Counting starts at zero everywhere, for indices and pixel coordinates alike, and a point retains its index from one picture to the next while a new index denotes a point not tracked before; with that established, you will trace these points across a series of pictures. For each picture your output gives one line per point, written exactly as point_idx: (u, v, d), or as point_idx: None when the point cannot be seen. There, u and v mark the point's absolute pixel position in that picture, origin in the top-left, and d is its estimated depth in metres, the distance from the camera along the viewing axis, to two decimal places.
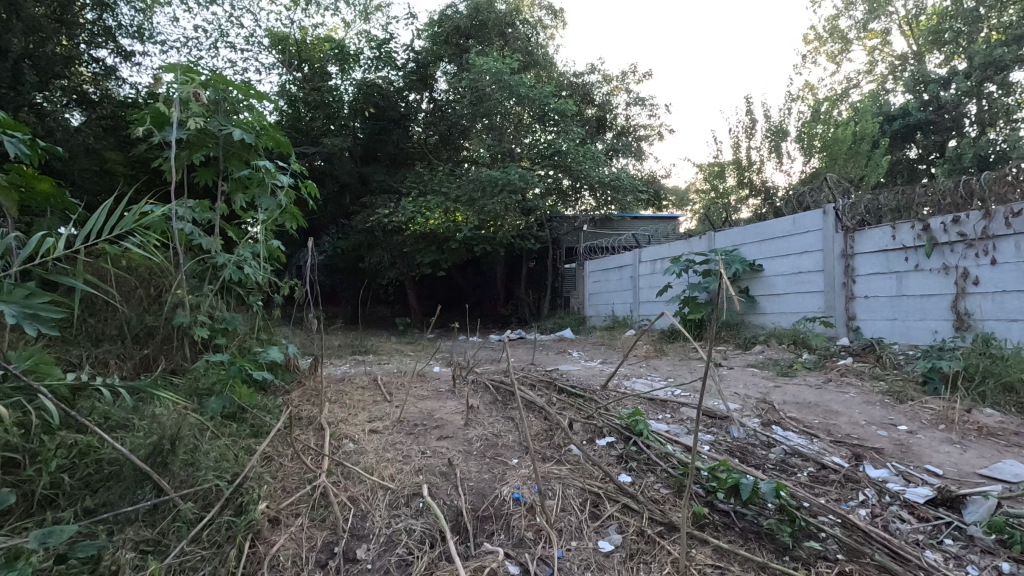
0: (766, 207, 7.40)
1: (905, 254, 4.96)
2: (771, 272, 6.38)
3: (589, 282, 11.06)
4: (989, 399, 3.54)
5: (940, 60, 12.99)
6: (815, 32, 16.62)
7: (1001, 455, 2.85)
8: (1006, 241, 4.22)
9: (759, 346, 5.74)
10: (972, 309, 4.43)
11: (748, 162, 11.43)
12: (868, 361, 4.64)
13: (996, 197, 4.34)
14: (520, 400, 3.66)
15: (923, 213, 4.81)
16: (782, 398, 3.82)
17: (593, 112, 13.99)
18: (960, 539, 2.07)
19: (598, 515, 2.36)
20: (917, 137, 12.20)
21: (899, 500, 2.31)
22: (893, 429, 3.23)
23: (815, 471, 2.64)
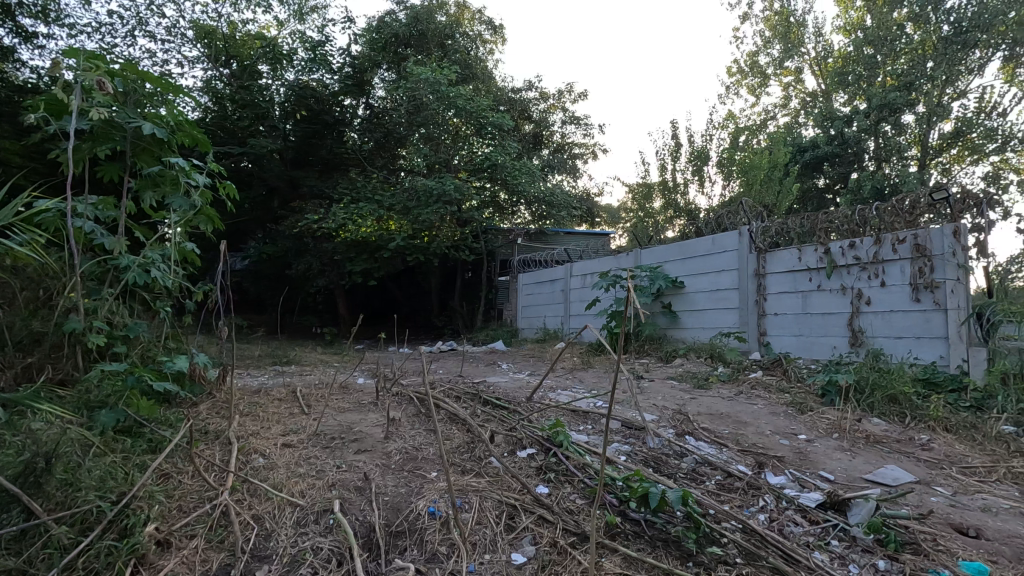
0: (689, 228, 7.78)
1: (809, 275, 5.35)
2: (692, 288, 6.71)
3: (522, 295, 11.17)
4: (877, 409, 3.86)
5: (844, 99, 14.21)
6: (738, 65, 17.77)
7: (884, 461, 3.10)
8: (893, 266, 4.64)
9: (679, 359, 6.00)
10: (865, 327, 4.84)
11: (673, 184, 12.03)
12: (775, 374, 4.95)
13: (885, 225, 4.78)
14: (445, 412, 3.63)
15: (825, 238, 5.22)
16: (697, 410, 4.00)
17: (530, 128, 14.28)
18: (845, 539, 2.22)
19: (513, 527, 2.36)
20: (824, 167, 13.20)
21: (794, 505, 2.46)
22: (793, 437, 3.45)
23: (722, 479, 2.76)
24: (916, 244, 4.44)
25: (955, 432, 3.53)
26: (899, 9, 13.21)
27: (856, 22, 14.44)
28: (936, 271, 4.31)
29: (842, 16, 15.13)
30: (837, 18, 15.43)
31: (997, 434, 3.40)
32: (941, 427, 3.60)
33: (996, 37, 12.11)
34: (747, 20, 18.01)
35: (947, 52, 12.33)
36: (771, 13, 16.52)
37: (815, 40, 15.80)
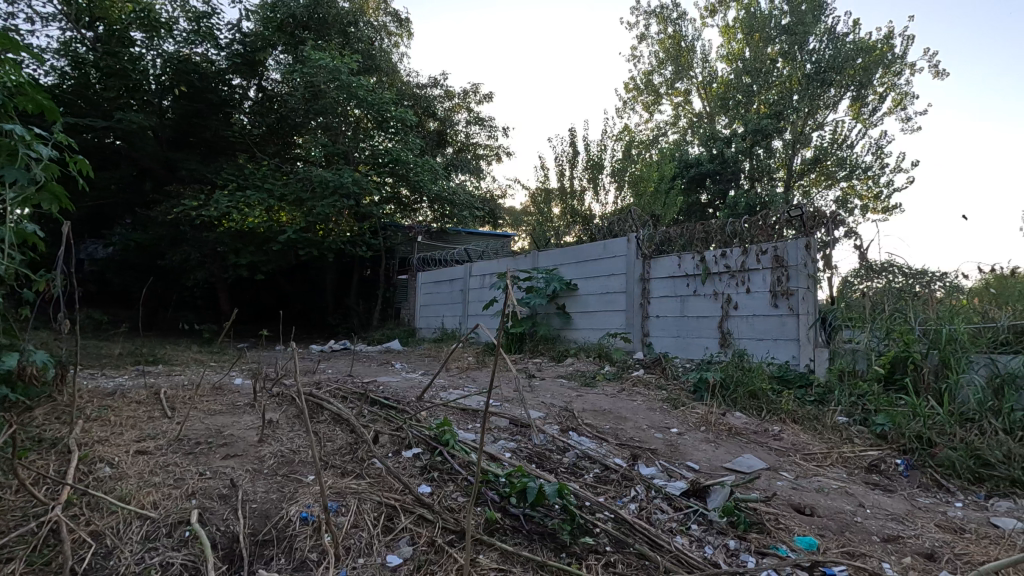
0: (585, 233, 8.10)
1: (687, 280, 5.77)
2: (584, 290, 6.99)
3: (421, 294, 11.01)
4: (738, 404, 4.26)
5: (725, 122, 15.54)
6: (635, 82, 18.82)
7: (742, 451, 3.41)
8: (757, 274, 5.14)
9: (569, 359, 6.22)
10: (732, 329, 5.31)
11: (571, 190, 12.49)
12: (655, 373, 5.28)
13: (751, 238, 5.28)
14: (329, 412, 3.47)
15: (701, 247, 5.66)
16: (582, 406, 4.16)
17: (435, 126, 14.14)
18: (704, 523, 2.41)
19: (391, 529, 2.30)
20: (707, 183, 14.01)
21: (662, 493, 2.63)
22: (667, 431, 3.70)
23: (599, 472, 2.89)
24: (776, 255, 4.95)
25: (801, 423, 3.98)
26: (772, 46, 14.74)
27: (736, 53, 15.87)
28: (791, 279, 4.82)
29: (725, 46, 16.56)
30: (721, 47, 16.88)
31: (834, 424, 3.87)
32: (790, 419, 4.04)
33: (847, 78, 13.88)
34: (643, 41, 19.15)
35: (809, 88, 13.93)
36: (664, 37, 17.69)
37: (702, 66, 17.20)
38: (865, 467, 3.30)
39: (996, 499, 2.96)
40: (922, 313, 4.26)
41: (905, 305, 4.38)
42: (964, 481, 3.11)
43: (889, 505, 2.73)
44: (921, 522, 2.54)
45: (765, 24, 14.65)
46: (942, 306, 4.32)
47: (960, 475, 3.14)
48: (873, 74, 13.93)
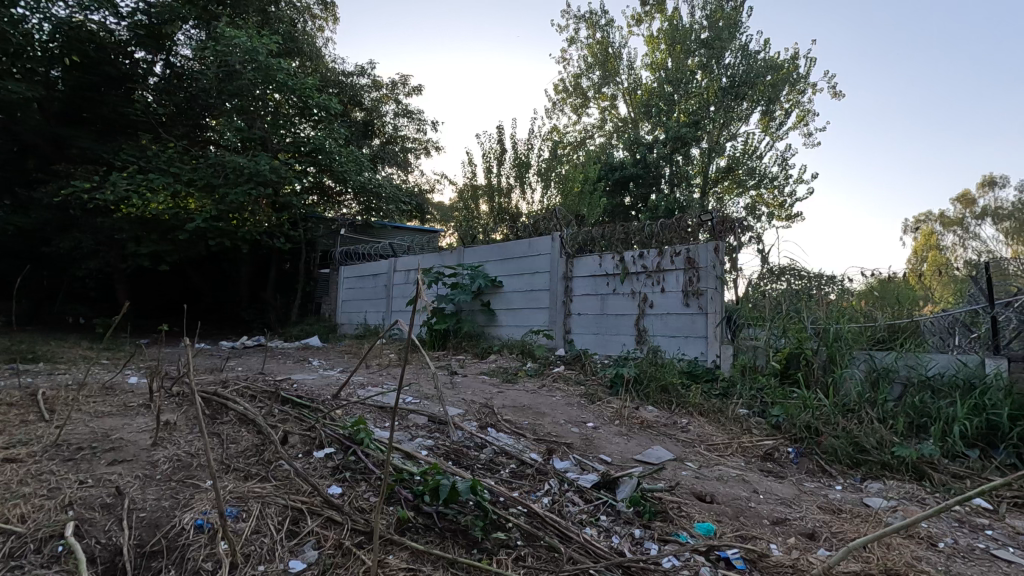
0: (511, 230, 8.16)
1: (607, 279, 5.96)
2: (508, 288, 7.04)
3: (343, 289, 10.67)
4: (651, 398, 4.46)
5: (647, 127, 16.06)
6: (564, 84, 19.17)
7: (651, 443, 3.58)
8: (671, 275, 5.39)
9: (493, 356, 6.26)
10: (648, 327, 5.55)
11: (499, 188, 12.56)
12: (575, 369, 5.42)
13: (667, 240, 5.53)
14: (236, 412, 3.27)
15: (621, 248, 5.86)
16: (502, 403, 4.19)
17: (361, 115, 13.71)
18: (612, 513, 2.49)
19: (296, 533, 2.20)
20: (631, 187, 14.59)
21: (574, 486, 2.70)
22: (583, 425, 3.81)
23: (515, 467, 2.92)
24: (688, 257, 5.21)
25: (707, 416, 4.22)
26: (692, 58, 15.50)
27: (659, 62, 16.55)
28: (701, 280, 5.10)
29: (649, 55, 17.23)
30: (645, 56, 17.54)
31: (735, 416, 4.13)
32: (697, 412, 4.27)
33: (758, 94, 14.86)
34: (573, 44, 19.55)
35: (724, 100, 14.78)
36: (593, 42, 18.14)
37: (628, 72, 17.80)
38: (761, 455, 3.55)
39: (870, 480, 3.28)
40: (813, 313, 4.64)
41: (799, 306, 4.76)
42: (844, 466, 3.42)
43: (778, 490, 2.95)
44: (805, 504, 2.77)
45: (686, 36, 15.39)
46: (830, 306, 4.74)
47: (841, 461, 3.45)
48: (780, 91, 15.02)
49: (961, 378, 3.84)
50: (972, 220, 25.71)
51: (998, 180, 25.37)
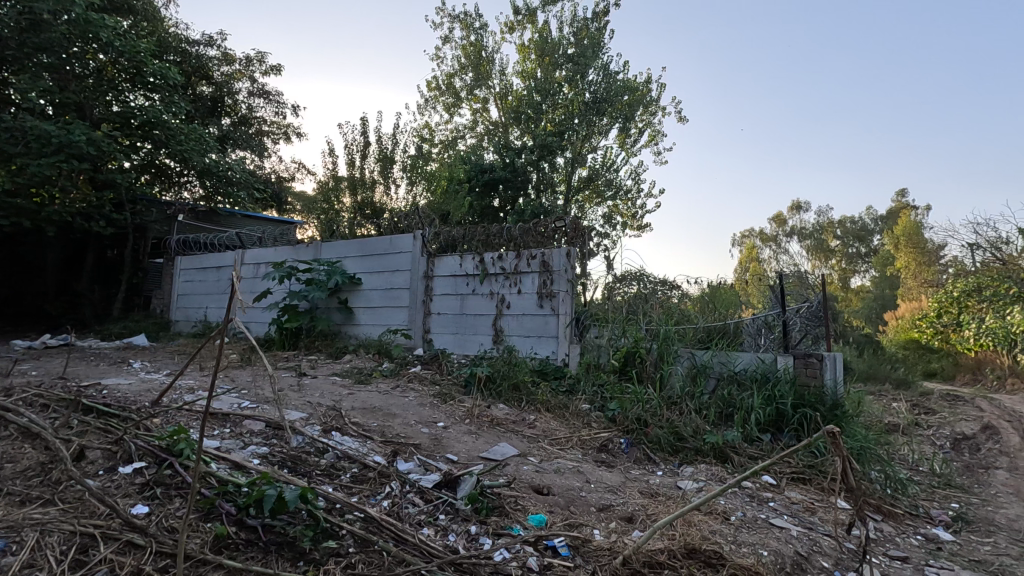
0: (373, 226, 7.91)
1: (467, 280, 6.02)
2: (367, 285, 6.82)
3: (179, 281, 9.56)
4: (502, 396, 4.61)
5: (518, 133, 16.56)
6: (437, 82, 19.07)
7: (498, 440, 3.69)
8: (527, 277, 5.59)
9: (347, 356, 6.01)
10: (504, 327, 5.71)
11: (363, 181, 12.08)
12: (432, 368, 5.42)
13: (523, 243, 5.73)
14: (17, 425, 2.74)
15: (480, 249, 5.96)
16: (350, 405, 4.04)
17: (208, 90, 12.37)
18: (450, 512, 2.52)
19: (83, 564, 1.91)
20: (499, 189, 14.47)
21: (414, 487, 2.69)
22: (433, 425, 3.81)
23: (357, 471, 2.83)
24: (543, 261, 5.46)
25: (552, 411, 4.46)
26: (559, 70, 16.26)
27: (529, 71, 17.12)
28: (554, 282, 5.37)
29: (520, 63, 17.77)
30: (516, 63, 18.02)
31: (578, 411, 4.42)
32: (544, 408, 4.50)
33: (617, 111, 16.03)
34: (447, 43, 19.49)
35: (587, 114, 15.73)
36: (467, 43, 18.27)
37: (500, 77, 18.17)
38: (597, 447, 3.84)
39: (685, 465, 3.70)
40: (648, 316, 5.13)
41: (637, 310, 5.23)
42: (665, 453, 3.83)
43: (607, 478, 3.21)
44: (629, 490, 3.04)
45: (555, 50, 16.14)
46: (663, 310, 5.27)
47: (663, 449, 3.86)
48: (635, 111, 16.36)
49: (760, 372, 4.48)
50: (783, 237, 30.09)
51: (802, 205, 30.12)
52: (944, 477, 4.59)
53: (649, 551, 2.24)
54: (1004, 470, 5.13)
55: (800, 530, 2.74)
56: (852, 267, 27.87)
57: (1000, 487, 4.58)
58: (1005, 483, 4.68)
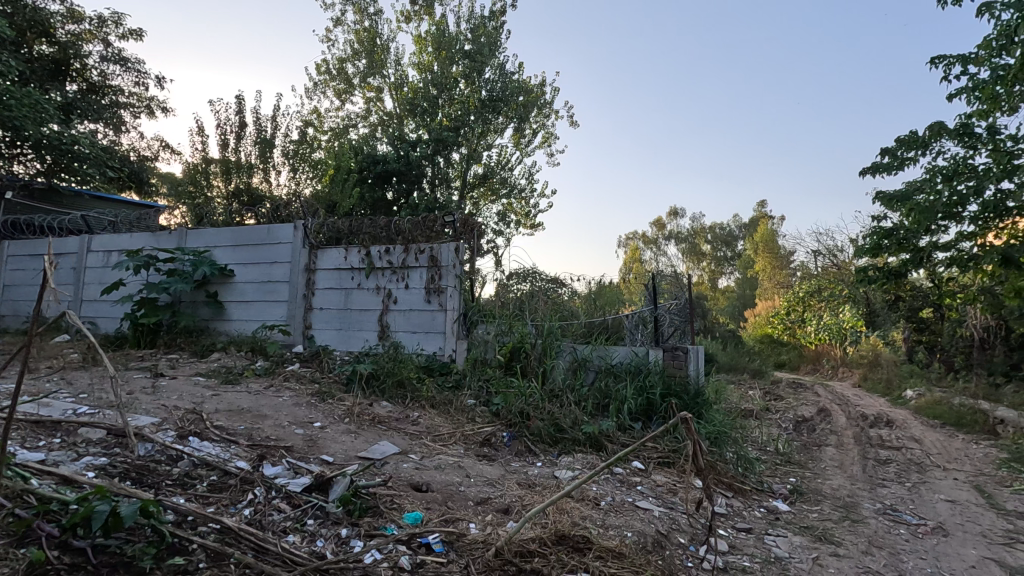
0: (250, 214, 7.35)
1: (352, 274, 5.78)
2: (241, 278, 6.31)
3: (6, 270, 8.20)
4: (386, 394, 4.50)
5: (413, 126, 16.21)
6: (327, 65, 18.13)
7: (379, 438, 3.58)
8: (415, 272, 5.48)
9: (215, 354, 5.52)
10: (391, 322, 5.55)
11: (241, 165, 11.15)
12: (311, 366, 5.14)
13: (412, 237, 5.62)
14: None
15: (367, 242, 5.75)
16: (215, 407, 3.71)
17: (49, 50, 10.81)
18: (320, 516, 2.39)
19: None
20: (393, 181, 14.04)
21: (281, 492, 2.52)
22: (309, 426, 3.61)
23: (216, 479, 2.60)
24: (431, 256, 5.38)
25: (437, 407, 4.43)
26: (455, 65, 16.15)
27: (426, 64, 16.82)
28: (442, 278, 5.32)
29: (416, 55, 17.40)
30: (412, 54, 17.63)
31: (462, 406, 4.42)
32: (429, 404, 4.46)
33: (512, 111, 16.27)
34: (339, 25, 18.54)
35: (483, 112, 15.77)
36: (360, 28, 17.56)
37: (394, 67, 17.66)
38: (480, 441, 3.87)
39: (563, 455, 3.85)
40: (535, 311, 5.27)
41: (524, 306, 5.35)
42: (546, 444, 3.96)
43: (488, 472, 3.24)
44: (508, 483, 3.09)
45: (451, 44, 16.02)
46: (548, 306, 5.44)
47: (543, 440, 3.98)
48: (529, 112, 16.73)
49: (633, 365, 4.78)
50: (662, 240, 32.36)
51: (679, 212, 32.68)
52: (786, 454, 5.22)
53: (521, 541, 2.29)
54: (832, 446, 5.95)
55: (661, 511, 2.95)
56: (719, 269, 30.75)
57: (828, 461, 5.30)
58: (831, 458, 5.43)
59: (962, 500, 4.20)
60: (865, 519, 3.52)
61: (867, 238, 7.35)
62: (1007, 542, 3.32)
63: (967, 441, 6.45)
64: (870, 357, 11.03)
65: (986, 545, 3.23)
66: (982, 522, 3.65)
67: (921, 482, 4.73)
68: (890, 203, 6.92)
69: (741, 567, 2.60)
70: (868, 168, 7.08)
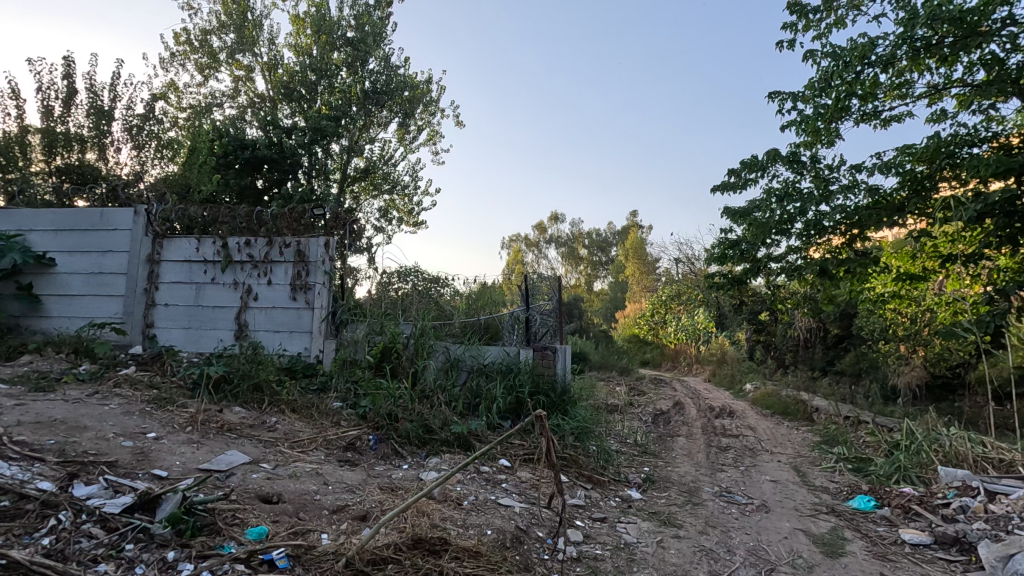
0: (79, 195, 6.38)
1: (204, 267, 5.23)
2: (65, 268, 5.45)
3: None
4: (240, 398, 4.14)
5: (288, 112, 15.12)
6: (187, 35, 16.34)
7: (226, 448, 3.27)
8: (279, 267, 5.09)
9: (26, 356, 4.69)
10: (249, 321, 5.11)
11: (72, 138, 9.62)
12: (151, 370, 4.57)
13: (277, 230, 5.22)
14: None
15: (224, 233, 5.24)
16: (16, 420, 3.14)
17: None
18: (142, 539, 2.12)
19: None
20: (263, 169, 13.00)
21: (94, 515, 2.19)
22: (140, 437, 3.19)
23: (8, 505, 2.19)
24: (298, 250, 5.04)
25: (298, 412, 4.16)
26: (336, 52, 15.35)
27: (304, 47, 15.83)
28: (309, 274, 5.00)
29: (293, 36, 16.31)
30: (288, 35, 16.47)
31: (327, 410, 4.20)
32: (289, 409, 4.18)
33: (396, 105, 15.85)
34: None
35: (366, 103, 15.16)
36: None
37: (268, 46, 16.40)
38: (343, 446, 3.69)
39: (431, 457, 3.81)
40: (408, 311, 5.15)
41: (397, 305, 5.21)
42: (413, 446, 3.89)
43: (348, 478, 3.09)
44: (368, 488, 2.98)
45: (332, 29, 15.19)
46: (423, 306, 5.35)
47: (411, 442, 3.90)
48: (414, 108, 16.43)
49: (505, 365, 4.87)
50: (543, 243, 33.53)
51: (559, 217, 34.14)
52: (642, 446, 5.63)
53: (375, 548, 2.20)
54: (682, 436, 6.53)
55: (522, 507, 3.02)
56: (594, 273, 32.62)
57: (678, 450, 5.81)
58: (681, 447, 5.96)
59: (782, 479, 4.82)
60: (704, 501, 3.90)
61: (715, 248, 8.17)
62: (814, 513, 3.86)
63: (790, 427, 7.43)
64: (718, 354, 12.29)
65: (798, 517, 3.73)
66: (796, 498, 4.22)
67: (752, 465, 5.36)
68: (735, 219, 7.77)
69: (593, 555, 2.73)
70: (719, 186, 7.89)
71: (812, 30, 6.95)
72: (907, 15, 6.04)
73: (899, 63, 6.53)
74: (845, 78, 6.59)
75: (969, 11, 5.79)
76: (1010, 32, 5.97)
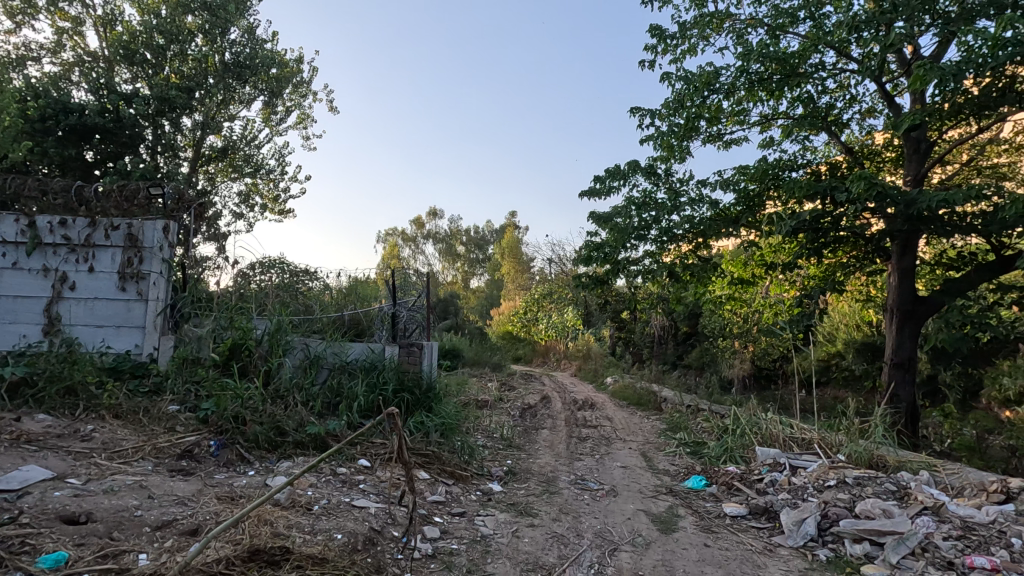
0: None
1: (3, 249, 4.38)
2: None
3: None
4: (47, 405, 3.55)
5: (127, 76, 13.13)
6: None
7: (22, 463, 2.78)
8: (104, 252, 4.42)
9: None
10: (63, 314, 4.38)
11: None
12: None
13: (102, 209, 4.53)
14: None
15: (31, 210, 4.42)
16: None
17: None
18: None
19: None
20: (93, 139, 11.26)
21: None
22: None
23: None
24: (129, 233, 4.41)
25: (124, 418, 3.67)
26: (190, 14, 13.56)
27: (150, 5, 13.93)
28: (143, 262, 4.41)
29: None
30: None
31: (160, 414, 3.75)
32: (111, 415, 3.68)
33: (260, 82, 14.59)
34: None
35: (225, 77, 13.74)
36: None
37: None
38: (177, 454, 3.32)
39: (282, 461, 3.57)
40: (262, 305, 4.76)
41: (251, 298, 4.80)
42: (262, 450, 3.62)
43: (179, 489, 2.78)
44: (204, 498, 2.71)
45: None
46: (281, 300, 4.98)
47: (259, 446, 3.63)
48: (282, 87, 15.24)
49: (369, 362, 4.71)
50: (420, 239, 33.01)
51: (438, 213, 33.94)
52: (507, 439, 5.77)
53: (203, 564, 2.00)
54: (546, 429, 6.81)
55: (378, 507, 2.94)
56: (471, 271, 32.97)
57: (541, 442, 6.06)
58: (544, 439, 6.21)
59: (631, 464, 5.23)
60: (560, 489, 4.10)
61: (582, 250, 8.63)
62: (655, 494, 4.24)
63: (642, 417, 8.10)
64: (584, 350, 13.01)
65: (641, 499, 4.07)
66: (641, 481, 4.60)
67: (606, 453, 5.76)
68: (599, 223, 8.29)
69: (448, 550, 2.74)
70: (586, 192, 8.36)
71: (669, 54, 7.61)
72: (744, 51, 6.85)
73: (737, 93, 7.38)
74: (694, 102, 7.31)
75: (791, 54, 6.71)
76: (820, 76, 7.02)
